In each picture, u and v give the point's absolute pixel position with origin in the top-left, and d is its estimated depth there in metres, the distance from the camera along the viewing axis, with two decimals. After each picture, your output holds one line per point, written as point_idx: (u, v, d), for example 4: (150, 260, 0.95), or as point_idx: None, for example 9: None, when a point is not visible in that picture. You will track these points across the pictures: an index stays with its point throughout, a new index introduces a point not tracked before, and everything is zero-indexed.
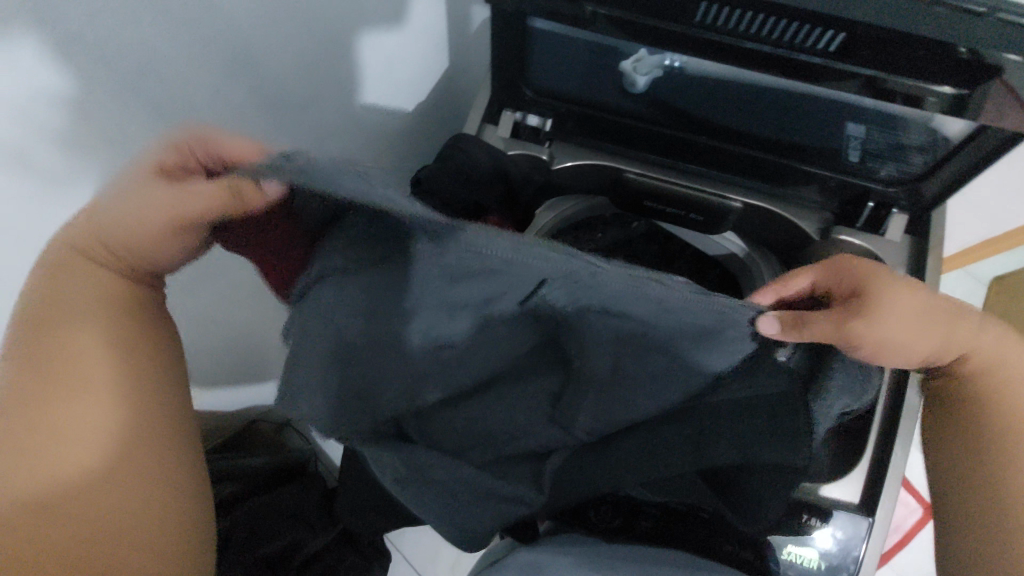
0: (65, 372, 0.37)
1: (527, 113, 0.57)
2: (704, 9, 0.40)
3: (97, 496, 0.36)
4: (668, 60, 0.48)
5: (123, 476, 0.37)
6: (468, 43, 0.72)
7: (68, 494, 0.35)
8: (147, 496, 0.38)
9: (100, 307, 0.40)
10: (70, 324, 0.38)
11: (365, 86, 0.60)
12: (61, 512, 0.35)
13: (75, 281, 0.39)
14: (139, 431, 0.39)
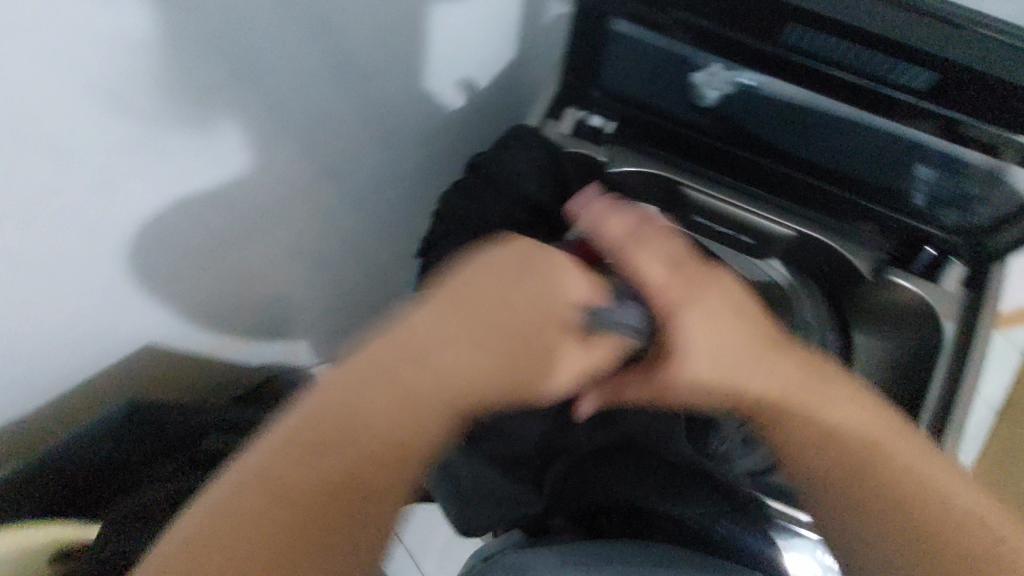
0: (391, 365, 0.38)
1: (591, 113, 0.57)
2: (795, 32, 0.40)
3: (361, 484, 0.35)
4: (742, 77, 0.47)
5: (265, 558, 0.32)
6: (538, 36, 0.73)
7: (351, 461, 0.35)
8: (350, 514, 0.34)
9: (393, 403, 0.37)
10: (353, 403, 0.37)
11: (434, 66, 0.61)
12: (310, 468, 0.34)
13: (381, 359, 0.38)
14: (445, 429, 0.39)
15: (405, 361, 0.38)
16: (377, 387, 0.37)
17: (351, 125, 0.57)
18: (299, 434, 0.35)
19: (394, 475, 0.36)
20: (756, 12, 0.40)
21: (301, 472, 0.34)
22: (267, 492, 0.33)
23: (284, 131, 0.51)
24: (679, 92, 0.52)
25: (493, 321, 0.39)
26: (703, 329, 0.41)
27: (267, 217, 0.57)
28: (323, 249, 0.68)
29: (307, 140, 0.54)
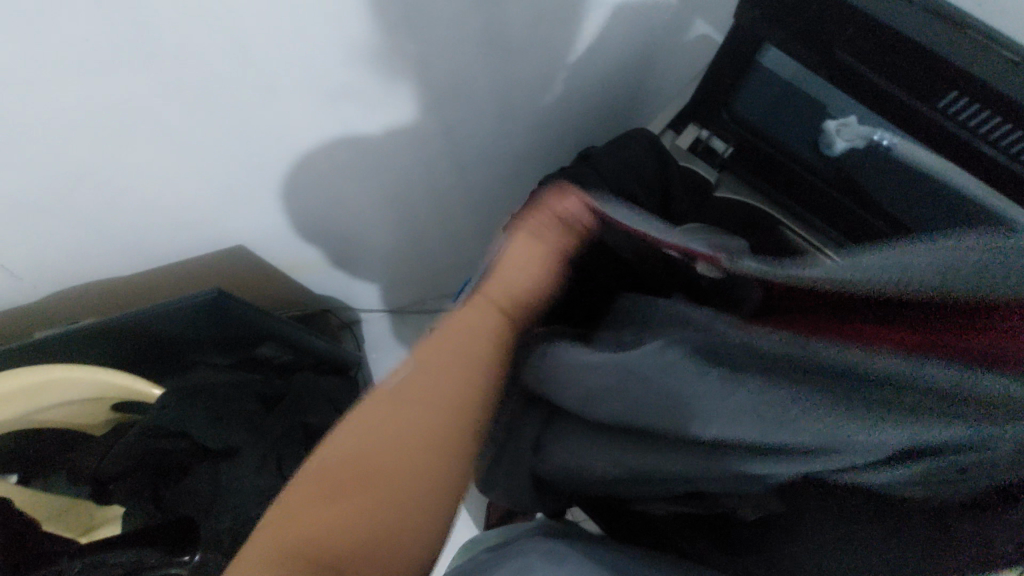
0: (441, 333, 0.42)
1: (713, 135, 0.58)
2: (950, 98, 0.40)
3: (386, 425, 0.36)
4: (879, 135, 0.47)
5: (400, 452, 0.34)
6: (672, 54, 0.75)
7: (387, 411, 0.37)
8: (394, 452, 0.35)
9: (469, 325, 0.42)
10: (454, 343, 0.41)
11: (572, 57, 0.64)
12: (359, 425, 0.36)
13: (463, 318, 0.43)
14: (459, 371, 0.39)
15: (482, 317, 0.43)
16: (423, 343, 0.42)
17: (480, 92, 0.62)
18: (409, 381, 0.38)
19: (473, 380, 0.39)
20: (918, 66, 0.40)
21: (417, 391, 0.37)
22: (387, 412, 0.36)
23: (425, 81, 0.56)
24: (808, 135, 0.52)
25: (514, 275, 0.46)
26: None
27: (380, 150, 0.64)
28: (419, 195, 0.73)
29: (440, 94, 0.59)
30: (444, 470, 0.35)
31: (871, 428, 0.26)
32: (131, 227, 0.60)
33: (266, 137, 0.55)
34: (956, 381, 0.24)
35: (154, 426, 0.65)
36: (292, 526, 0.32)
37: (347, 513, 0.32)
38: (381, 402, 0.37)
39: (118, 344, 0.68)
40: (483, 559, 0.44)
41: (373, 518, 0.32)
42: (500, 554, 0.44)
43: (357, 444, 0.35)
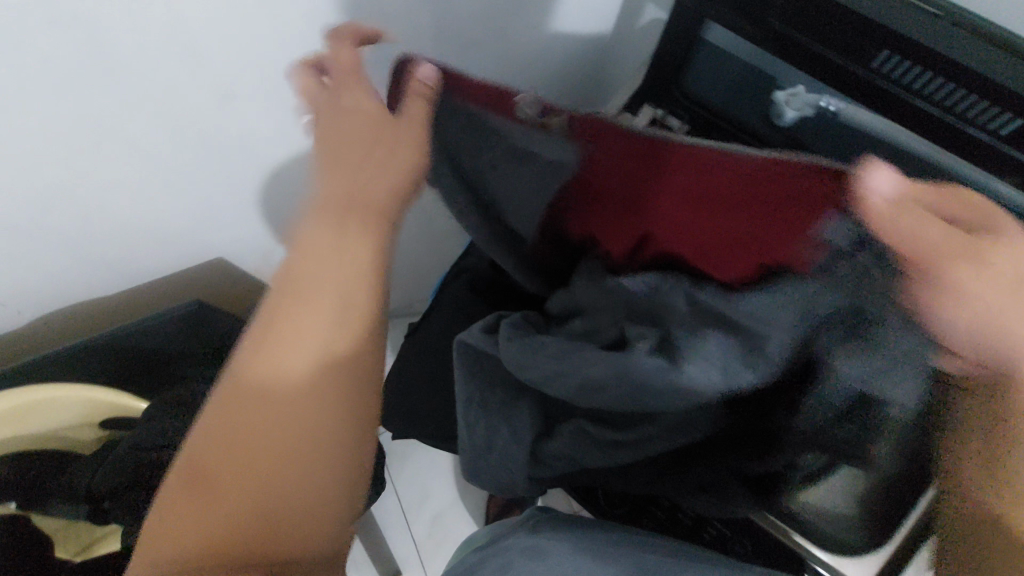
0: (290, 296, 0.39)
1: (667, 113, 0.57)
2: (882, 57, 0.41)
3: (257, 406, 0.38)
4: (825, 101, 0.48)
5: (291, 418, 0.39)
6: (624, 40, 0.78)
7: (243, 394, 0.39)
8: (276, 427, 0.39)
9: (335, 254, 0.39)
10: (280, 311, 0.39)
11: (522, 47, 0.67)
12: (232, 408, 0.39)
13: (289, 312, 0.39)
14: (342, 348, 0.39)
15: (303, 295, 0.39)
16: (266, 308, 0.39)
17: None
18: (245, 369, 0.39)
19: (309, 344, 0.39)
20: (850, 29, 0.41)
21: (244, 388, 0.39)
22: (269, 396, 0.38)
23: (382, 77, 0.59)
24: (760, 107, 0.53)
25: (361, 156, 0.40)
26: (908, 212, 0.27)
27: None
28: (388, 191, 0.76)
29: None
30: (345, 409, 0.40)
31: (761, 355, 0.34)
32: (110, 246, 0.60)
33: (236, 143, 0.57)
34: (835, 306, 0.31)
35: (141, 441, 0.66)
36: (149, 550, 0.38)
37: (210, 511, 0.38)
38: (239, 378, 0.39)
39: (104, 362, 0.69)
40: (468, 558, 0.44)
41: (298, 489, 0.39)
42: (484, 553, 0.44)
43: (225, 439, 0.38)
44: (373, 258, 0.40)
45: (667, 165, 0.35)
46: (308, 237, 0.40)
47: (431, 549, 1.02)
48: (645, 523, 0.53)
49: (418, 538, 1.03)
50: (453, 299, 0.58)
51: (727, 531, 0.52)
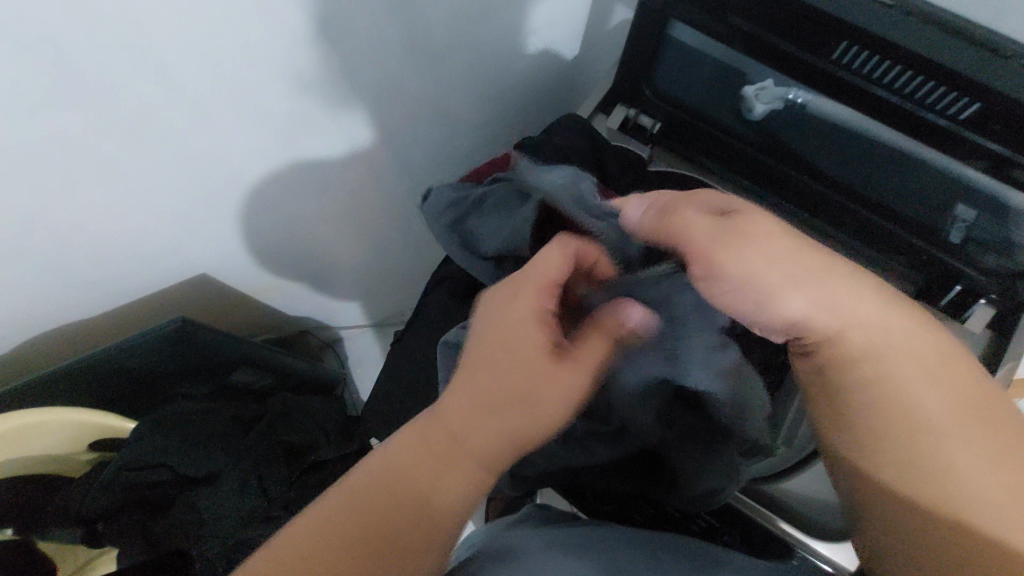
0: (495, 359, 0.39)
1: (640, 112, 0.60)
2: (841, 48, 0.42)
3: (443, 445, 0.37)
4: (793, 94, 0.49)
5: (467, 437, 0.37)
6: (598, 41, 0.79)
7: (434, 439, 0.37)
8: (420, 446, 0.37)
9: (510, 316, 0.40)
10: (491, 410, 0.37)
11: (495, 52, 0.68)
12: (428, 456, 0.36)
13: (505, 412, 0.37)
14: (519, 365, 0.38)
15: (532, 381, 0.38)
16: (479, 366, 0.39)
17: (414, 93, 0.65)
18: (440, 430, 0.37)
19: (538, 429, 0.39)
20: (810, 24, 0.42)
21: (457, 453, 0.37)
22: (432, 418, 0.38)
23: (358, 89, 0.59)
24: (731, 104, 0.54)
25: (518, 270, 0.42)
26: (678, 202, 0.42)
27: (327, 166, 0.67)
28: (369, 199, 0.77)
29: (376, 100, 0.62)
30: (488, 415, 0.37)
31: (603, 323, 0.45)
32: (91, 265, 0.60)
33: (218, 159, 0.57)
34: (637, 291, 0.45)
35: (131, 460, 0.65)
36: None
37: (328, 561, 0.33)
38: (418, 426, 0.38)
39: (87, 384, 0.68)
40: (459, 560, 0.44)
41: (419, 527, 0.35)
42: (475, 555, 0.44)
43: (378, 474, 0.36)
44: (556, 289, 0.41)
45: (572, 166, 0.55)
46: (517, 310, 0.40)
47: None
48: (631, 517, 0.55)
49: None
50: (436, 306, 0.58)
51: (716, 522, 0.54)
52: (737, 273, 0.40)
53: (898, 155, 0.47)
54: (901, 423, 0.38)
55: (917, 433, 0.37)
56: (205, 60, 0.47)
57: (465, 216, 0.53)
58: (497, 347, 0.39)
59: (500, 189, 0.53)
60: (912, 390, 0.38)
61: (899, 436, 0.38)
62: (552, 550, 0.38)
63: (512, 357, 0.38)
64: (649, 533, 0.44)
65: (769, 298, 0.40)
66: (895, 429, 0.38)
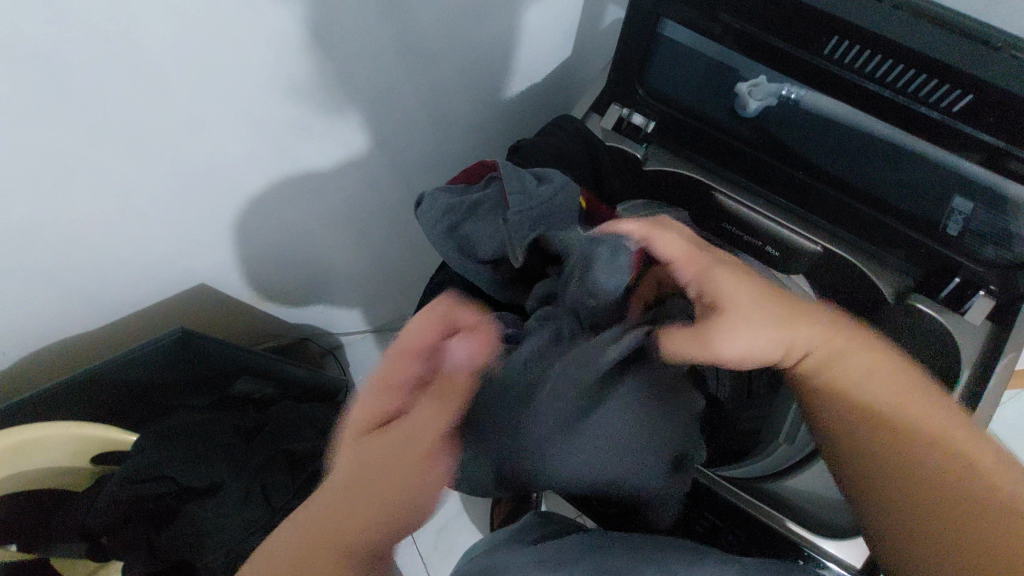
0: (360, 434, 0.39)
1: (633, 112, 0.60)
2: (833, 43, 0.41)
3: (316, 521, 0.35)
4: (786, 90, 0.49)
5: (335, 511, 0.35)
6: (591, 41, 0.79)
7: (309, 521, 0.35)
8: (297, 533, 0.35)
9: (373, 386, 0.40)
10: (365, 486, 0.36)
11: (488, 55, 0.68)
12: (300, 537, 0.35)
13: (369, 487, 0.35)
14: (378, 432, 0.37)
15: (386, 448, 0.37)
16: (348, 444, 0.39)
17: (408, 98, 0.65)
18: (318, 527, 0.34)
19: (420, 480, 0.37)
20: (800, 20, 0.42)
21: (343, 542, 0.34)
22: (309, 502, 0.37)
23: (351, 97, 0.59)
24: (725, 102, 0.54)
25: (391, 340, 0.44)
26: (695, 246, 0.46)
27: (323, 174, 0.67)
28: (365, 204, 0.77)
29: (369, 106, 0.62)
30: (359, 480, 0.36)
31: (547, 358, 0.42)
32: (89, 279, 0.60)
33: (213, 170, 0.57)
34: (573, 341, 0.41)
35: (134, 472, 0.65)
36: None
37: None
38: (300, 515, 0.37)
39: (89, 398, 0.68)
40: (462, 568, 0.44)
41: None
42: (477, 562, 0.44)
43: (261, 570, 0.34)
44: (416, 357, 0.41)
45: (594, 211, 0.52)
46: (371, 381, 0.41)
47: (439, 559, 1.02)
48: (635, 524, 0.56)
49: (425, 550, 1.03)
50: None
51: (719, 521, 0.55)
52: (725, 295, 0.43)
53: (892, 149, 0.47)
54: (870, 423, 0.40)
55: (878, 435, 0.39)
56: (197, 72, 0.47)
57: (460, 223, 0.53)
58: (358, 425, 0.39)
59: (495, 193, 0.53)
60: (864, 395, 0.41)
61: (874, 436, 0.39)
62: (553, 562, 0.38)
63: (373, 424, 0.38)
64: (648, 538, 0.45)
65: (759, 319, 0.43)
66: (870, 429, 0.40)
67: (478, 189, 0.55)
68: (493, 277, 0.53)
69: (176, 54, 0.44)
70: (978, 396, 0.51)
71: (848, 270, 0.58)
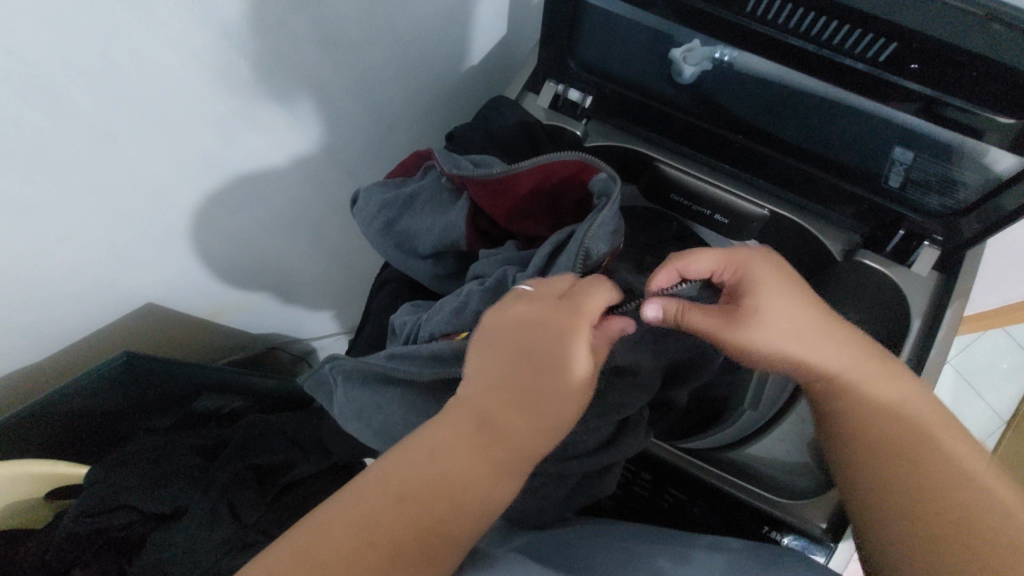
0: (535, 365, 0.38)
1: (569, 87, 0.58)
2: (756, 0, 0.40)
3: (516, 417, 0.36)
4: (719, 53, 0.47)
5: (535, 430, 0.36)
6: (525, 14, 0.76)
7: (471, 433, 0.35)
8: (476, 444, 0.35)
9: (538, 314, 0.39)
10: (480, 408, 0.37)
11: (417, 39, 0.65)
12: (463, 418, 0.36)
13: (496, 401, 0.36)
14: (539, 333, 0.38)
15: (565, 385, 0.37)
16: (492, 345, 0.39)
17: (338, 94, 0.62)
18: (400, 441, 0.35)
19: (578, 409, 0.38)
20: None
21: (508, 458, 0.36)
22: (477, 408, 0.36)
23: (274, 97, 0.56)
24: (660, 71, 0.52)
25: (528, 312, 0.39)
26: (704, 255, 0.48)
27: (261, 179, 0.64)
28: (312, 206, 0.75)
29: (296, 106, 0.59)
30: (563, 413, 0.37)
31: (421, 344, 0.46)
32: (22, 313, 0.57)
33: (139, 190, 0.54)
34: (442, 332, 0.45)
35: (89, 506, 0.63)
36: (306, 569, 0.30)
37: (383, 530, 0.32)
38: (417, 446, 0.35)
39: (42, 431, 0.65)
40: None
41: (463, 490, 0.34)
42: None
43: (421, 479, 0.34)
44: (566, 304, 0.40)
45: (556, 193, 0.50)
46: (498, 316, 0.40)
47: None
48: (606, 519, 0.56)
49: None
50: (381, 310, 0.56)
51: (683, 495, 0.55)
52: (766, 305, 0.46)
53: (828, 105, 0.46)
54: (851, 436, 0.42)
55: (869, 450, 0.41)
56: (101, 87, 0.44)
57: (397, 217, 0.50)
58: (521, 336, 0.38)
59: (430, 183, 0.51)
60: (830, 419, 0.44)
61: (855, 443, 0.42)
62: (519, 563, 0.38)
63: (548, 353, 0.38)
64: (616, 536, 0.44)
65: (798, 337, 0.45)
66: (859, 446, 0.42)
67: (416, 179, 0.52)
68: (434, 270, 0.52)
69: (67, 70, 0.41)
70: (928, 347, 0.52)
71: (799, 232, 0.57)
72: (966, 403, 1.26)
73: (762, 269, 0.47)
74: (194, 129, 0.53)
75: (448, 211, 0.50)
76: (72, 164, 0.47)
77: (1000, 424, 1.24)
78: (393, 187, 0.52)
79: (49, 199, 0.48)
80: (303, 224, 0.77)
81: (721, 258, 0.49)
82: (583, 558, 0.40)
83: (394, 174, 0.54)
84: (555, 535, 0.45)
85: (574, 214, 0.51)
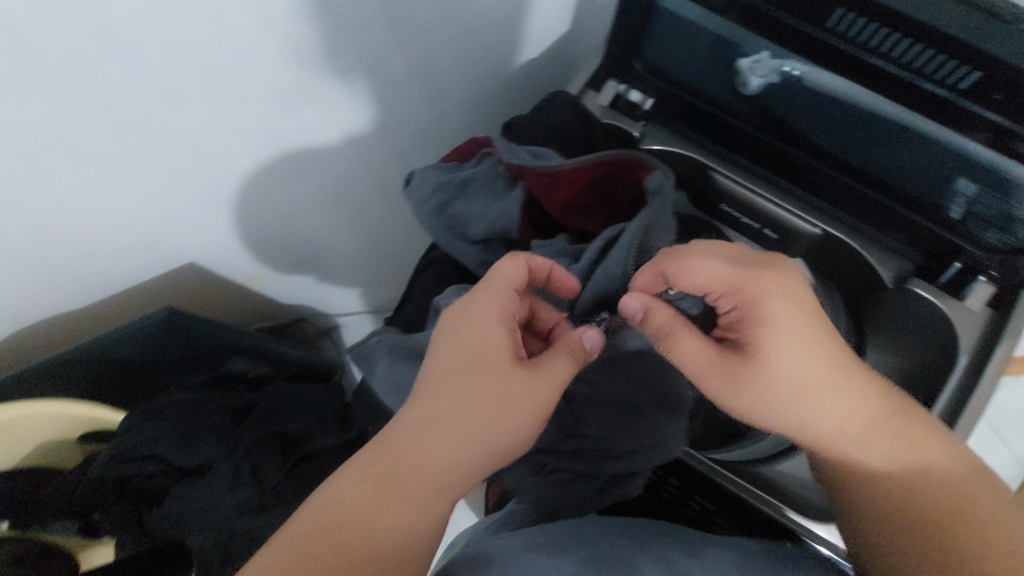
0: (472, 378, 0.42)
1: (630, 88, 0.58)
2: (839, 16, 0.40)
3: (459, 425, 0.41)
4: (788, 66, 0.46)
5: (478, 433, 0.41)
6: (590, 13, 0.76)
7: (417, 442, 0.41)
8: (422, 452, 0.40)
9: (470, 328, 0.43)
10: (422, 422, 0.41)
11: (482, 27, 0.65)
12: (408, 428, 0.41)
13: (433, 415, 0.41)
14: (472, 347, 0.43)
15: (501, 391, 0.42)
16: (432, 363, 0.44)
17: (398, 75, 0.63)
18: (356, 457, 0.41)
19: (508, 435, 0.42)
20: None
21: (454, 459, 0.41)
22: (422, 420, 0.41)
23: (336, 73, 0.57)
24: (725, 80, 0.52)
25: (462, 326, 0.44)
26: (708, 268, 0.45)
27: (312, 153, 0.65)
28: (358, 183, 0.76)
29: (357, 82, 0.60)
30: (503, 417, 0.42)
31: None
32: (73, 259, 0.59)
33: (198, 150, 0.55)
34: None
35: (123, 452, 0.65)
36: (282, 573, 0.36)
37: (343, 533, 0.38)
38: (370, 460, 0.40)
39: (79, 374, 0.67)
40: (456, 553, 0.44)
41: (413, 494, 0.39)
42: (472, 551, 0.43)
43: (373, 486, 0.39)
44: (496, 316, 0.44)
45: (611, 189, 0.50)
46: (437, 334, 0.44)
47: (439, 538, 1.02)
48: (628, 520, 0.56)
49: None
50: (424, 290, 0.57)
51: (709, 504, 0.56)
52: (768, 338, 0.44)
53: (897, 131, 0.45)
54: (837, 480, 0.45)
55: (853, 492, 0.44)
56: (176, 45, 0.45)
57: (450, 201, 0.51)
58: (456, 352, 0.43)
59: (486, 169, 0.51)
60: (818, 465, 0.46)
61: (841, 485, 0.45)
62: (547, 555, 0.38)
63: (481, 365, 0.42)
64: (642, 535, 0.44)
65: (805, 376, 0.44)
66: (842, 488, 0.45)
67: (471, 165, 0.53)
68: (484, 256, 0.53)
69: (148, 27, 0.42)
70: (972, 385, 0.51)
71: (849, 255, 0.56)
72: (991, 450, 1.22)
73: (769, 297, 0.44)
74: (256, 97, 0.54)
75: (502, 199, 0.51)
76: (138, 119, 0.48)
77: (1023, 472, 1.22)
78: (449, 170, 0.53)
79: (113, 149, 0.49)
80: (346, 200, 0.78)
81: (727, 277, 0.45)
82: (606, 554, 0.40)
83: (450, 158, 0.55)
84: (583, 527, 0.45)
85: (628, 211, 0.51)
